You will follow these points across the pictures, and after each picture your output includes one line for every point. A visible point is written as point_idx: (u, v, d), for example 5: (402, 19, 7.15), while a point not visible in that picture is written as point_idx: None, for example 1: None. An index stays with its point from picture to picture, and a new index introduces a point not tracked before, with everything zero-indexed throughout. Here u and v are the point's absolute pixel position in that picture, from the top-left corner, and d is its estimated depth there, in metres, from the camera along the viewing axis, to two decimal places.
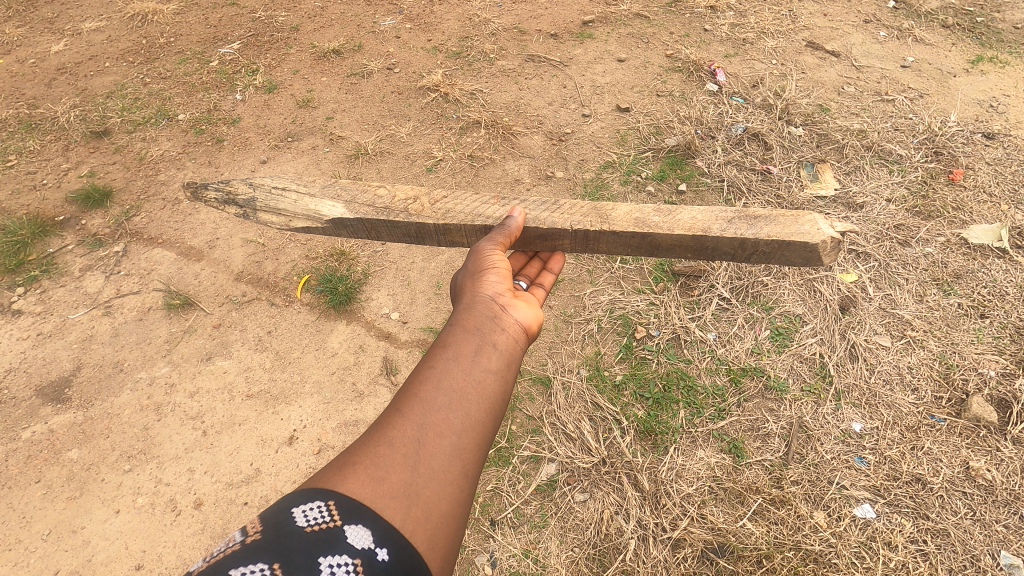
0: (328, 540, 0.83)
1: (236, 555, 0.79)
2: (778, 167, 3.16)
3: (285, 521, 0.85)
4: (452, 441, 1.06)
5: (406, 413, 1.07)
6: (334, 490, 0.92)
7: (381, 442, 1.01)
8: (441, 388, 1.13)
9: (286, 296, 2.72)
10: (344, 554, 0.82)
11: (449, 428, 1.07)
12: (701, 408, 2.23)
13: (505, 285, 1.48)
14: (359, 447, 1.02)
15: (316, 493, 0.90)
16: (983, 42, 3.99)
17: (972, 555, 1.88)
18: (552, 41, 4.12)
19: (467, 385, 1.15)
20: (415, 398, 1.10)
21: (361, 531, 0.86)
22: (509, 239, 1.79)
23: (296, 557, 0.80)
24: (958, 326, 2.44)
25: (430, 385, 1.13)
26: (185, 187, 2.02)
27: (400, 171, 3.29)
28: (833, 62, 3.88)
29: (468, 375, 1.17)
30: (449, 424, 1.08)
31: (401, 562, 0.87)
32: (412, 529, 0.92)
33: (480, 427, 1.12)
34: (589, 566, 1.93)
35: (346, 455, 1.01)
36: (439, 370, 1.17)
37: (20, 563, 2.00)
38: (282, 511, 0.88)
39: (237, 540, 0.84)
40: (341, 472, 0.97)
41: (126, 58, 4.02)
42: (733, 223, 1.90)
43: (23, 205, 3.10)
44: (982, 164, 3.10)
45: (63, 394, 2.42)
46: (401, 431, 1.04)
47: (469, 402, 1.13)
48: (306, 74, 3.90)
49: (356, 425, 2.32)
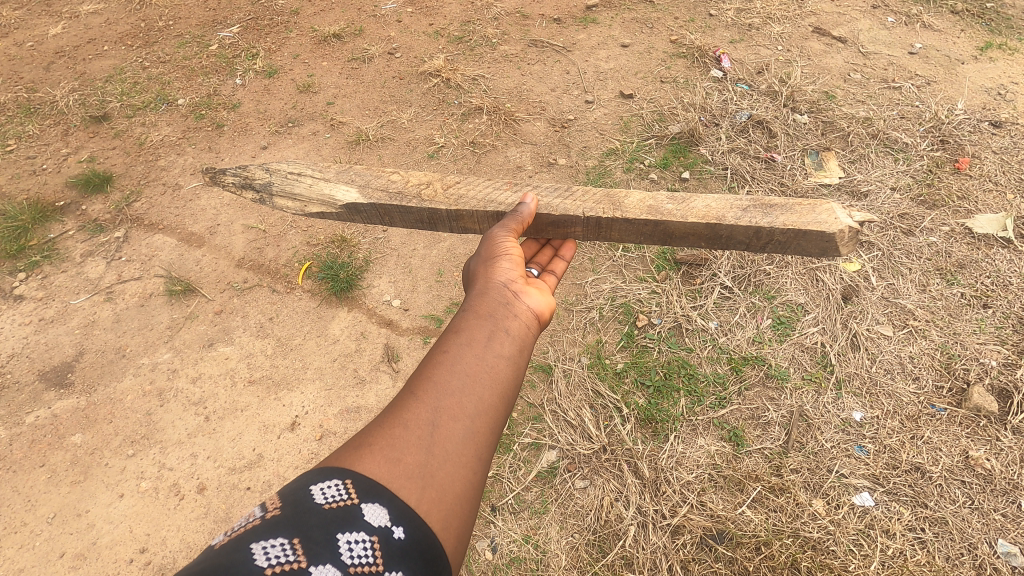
0: (346, 518, 0.84)
1: (256, 530, 0.81)
2: (783, 155, 3.13)
3: (304, 498, 0.86)
4: (466, 425, 1.06)
5: (421, 395, 1.07)
6: (350, 469, 0.92)
7: (397, 424, 1.01)
8: (455, 372, 1.12)
9: (287, 283, 2.72)
10: (361, 532, 0.83)
11: (463, 412, 1.07)
12: (702, 396, 2.24)
13: (517, 273, 1.47)
14: (374, 428, 1.02)
15: (333, 472, 0.91)
16: (992, 28, 3.94)
17: (969, 543, 1.89)
18: (555, 26, 4.07)
19: (480, 370, 1.15)
20: (429, 381, 1.10)
21: (378, 510, 0.87)
22: (522, 226, 1.77)
23: (315, 533, 0.81)
24: (960, 316, 2.43)
25: (444, 369, 1.13)
26: (203, 171, 2.01)
27: (401, 157, 3.26)
28: (840, 48, 3.83)
29: (482, 360, 1.17)
30: (462, 407, 1.08)
31: (416, 541, 0.88)
32: (427, 510, 0.92)
33: (494, 412, 1.12)
34: (589, 552, 1.94)
35: (362, 436, 1.01)
36: (453, 355, 1.16)
37: (26, 545, 2.02)
38: (300, 489, 0.88)
39: (257, 515, 0.85)
40: (357, 452, 0.97)
41: (125, 41, 3.98)
42: (748, 211, 1.89)
43: (23, 190, 3.09)
44: (988, 152, 3.07)
45: (66, 379, 2.43)
46: (416, 413, 1.04)
47: (482, 386, 1.13)
48: (306, 59, 3.86)
49: (358, 411, 2.33)
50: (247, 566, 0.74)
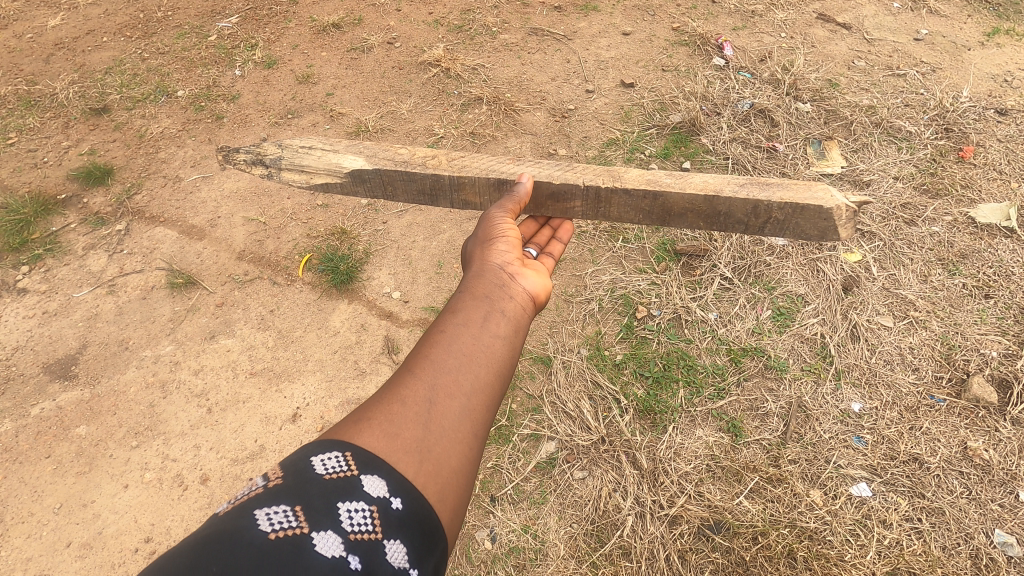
0: (345, 488, 0.86)
1: (259, 498, 0.82)
2: (785, 144, 3.11)
3: (305, 469, 0.87)
4: (462, 402, 1.06)
5: (418, 372, 1.07)
6: (350, 442, 0.93)
7: (394, 399, 1.02)
8: (452, 350, 1.12)
9: (287, 275, 2.73)
10: (360, 501, 0.85)
11: (460, 389, 1.07)
12: (701, 387, 2.24)
13: (513, 254, 1.48)
14: (373, 403, 1.03)
15: (333, 444, 0.92)
16: (1000, 13, 3.87)
17: (966, 533, 1.90)
18: (556, 14, 4.03)
19: (477, 349, 1.15)
20: (427, 358, 1.10)
21: (377, 482, 0.88)
22: (519, 207, 1.78)
23: (316, 501, 0.82)
24: (961, 306, 2.42)
25: (441, 347, 1.13)
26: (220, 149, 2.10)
27: (400, 148, 3.25)
28: (844, 35, 3.78)
29: (479, 340, 1.17)
30: (459, 385, 1.08)
31: (414, 512, 0.89)
32: (424, 482, 0.93)
33: (490, 389, 1.12)
34: (588, 541, 1.95)
35: (360, 410, 1.01)
36: (450, 334, 1.16)
37: (34, 535, 2.06)
38: (301, 459, 0.90)
39: (258, 485, 0.86)
40: (355, 426, 0.98)
41: (124, 33, 3.96)
42: (744, 187, 1.91)
43: (24, 183, 3.10)
44: (993, 141, 3.04)
45: (70, 371, 2.45)
46: (413, 390, 1.04)
47: (479, 364, 1.13)
48: (305, 49, 3.84)
49: (358, 403, 2.34)
50: (250, 532, 0.75)
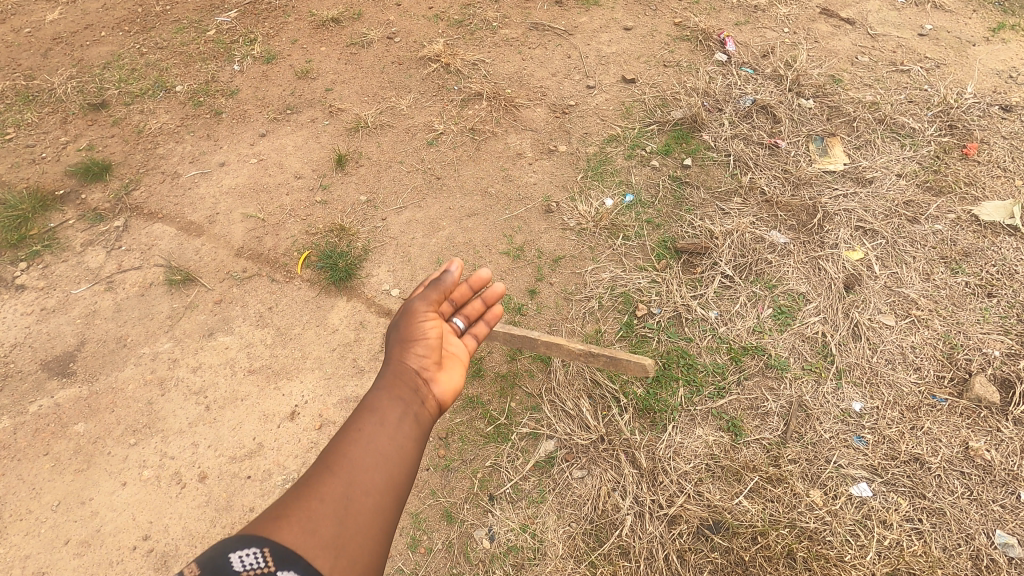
0: None
1: None
2: (787, 141, 3.09)
3: (222, 566, 0.88)
4: (377, 499, 1.10)
5: (334, 471, 1.10)
6: (268, 539, 0.95)
7: (312, 497, 1.05)
8: (370, 449, 1.15)
9: (286, 272, 2.72)
10: None
11: (374, 488, 1.11)
12: (701, 385, 2.23)
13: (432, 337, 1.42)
14: (288, 499, 1.05)
15: (251, 539, 0.94)
16: (1005, 8, 3.83)
17: (967, 533, 1.89)
18: (557, 8, 4.00)
19: (393, 451, 1.17)
20: (344, 457, 1.13)
21: None
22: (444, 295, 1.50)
23: None
24: (964, 305, 2.40)
25: (359, 446, 1.16)
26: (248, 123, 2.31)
27: (400, 144, 3.23)
28: (848, 31, 3.75)
29: (394, 439, 1.20)
30: (374, 481, 1.11)
31: None
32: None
33: (405, 488, 1.16)
34: (586, 541, 1.95)
35: (277, 507, 1.03)
36: (366, 433, 1.19)
37: (33, 532, 2.05)
38: (218, 555, 0.90)
39: None
40: (273, 521, 1.00)
41: (122, 28, 3.93)
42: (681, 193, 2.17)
43: (23, 179, 3.08)
44: (997, 138, 3.02)
45: (69, 368, 2.44)
46: (330, 488, 1.07)
47: (395, 465, 1.16)
48: (305, 44, 3.82)
49: (357, 401, 2.32)
50: None
